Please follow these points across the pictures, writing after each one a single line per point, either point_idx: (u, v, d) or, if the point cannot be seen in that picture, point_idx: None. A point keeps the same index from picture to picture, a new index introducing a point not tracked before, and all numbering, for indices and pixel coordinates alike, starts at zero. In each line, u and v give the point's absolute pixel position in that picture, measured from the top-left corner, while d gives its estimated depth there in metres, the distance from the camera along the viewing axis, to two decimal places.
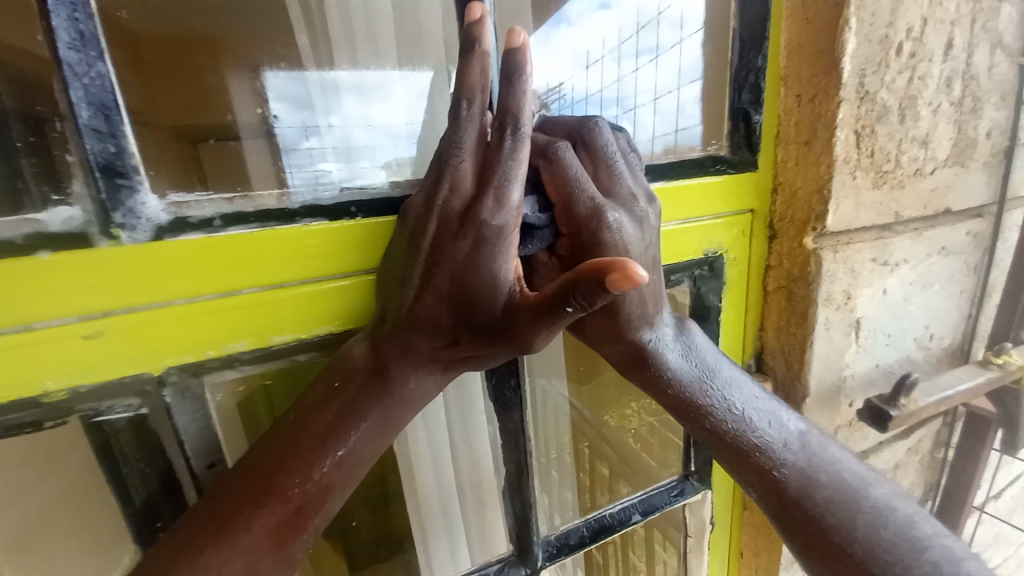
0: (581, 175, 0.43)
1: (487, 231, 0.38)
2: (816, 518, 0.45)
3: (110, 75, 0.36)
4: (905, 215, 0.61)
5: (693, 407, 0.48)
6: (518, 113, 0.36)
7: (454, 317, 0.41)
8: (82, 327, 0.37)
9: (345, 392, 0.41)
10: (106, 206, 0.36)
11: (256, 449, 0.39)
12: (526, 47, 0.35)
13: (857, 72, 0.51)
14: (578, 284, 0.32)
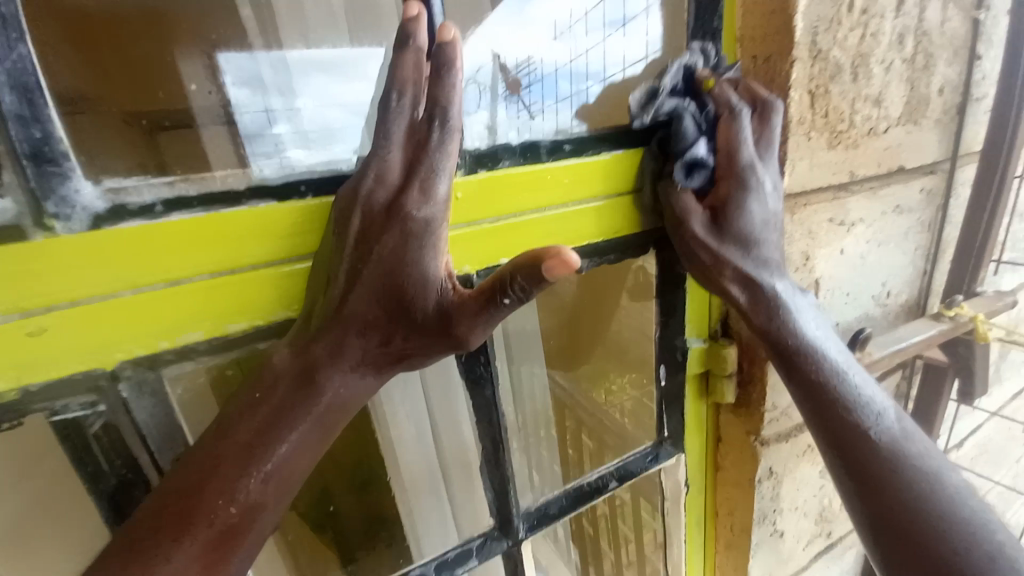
0: (749, 137, 0.51)
1: (415, 223, 0.41)
2: (864, 435, 0.49)
3: (32, 58, 0.34)
4: (858, 174, 0.62)
5: (776, 318, 0.52)
6: (445, 108, 0.40)
7: (382, 314, 0.42)
8: (24, 324, 0.36)
9: (268, 402, 0.40)
10: (36, 196, 0.35)
11: (175, 471, 0.38)
12: (456, 41, 0.39)
13: (810, 30, 0.51)
14: (515, 277, 0.37)
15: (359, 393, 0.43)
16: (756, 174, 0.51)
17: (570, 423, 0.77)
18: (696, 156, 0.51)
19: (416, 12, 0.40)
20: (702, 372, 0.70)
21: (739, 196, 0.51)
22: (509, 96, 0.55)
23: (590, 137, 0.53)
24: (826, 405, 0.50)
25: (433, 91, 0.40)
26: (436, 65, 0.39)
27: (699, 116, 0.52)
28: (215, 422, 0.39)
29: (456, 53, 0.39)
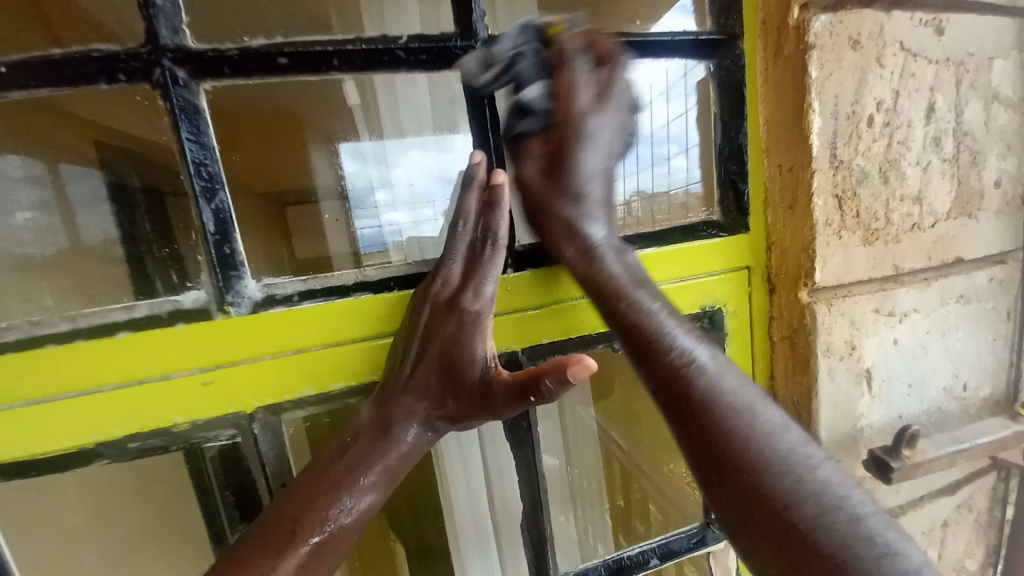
0: (585, 86, 0.53)
1: (469, 315, 0.53)
2: (731, 442, 0.44)
3: (228, 200, 0.51)
4: (905, 267, 0.63)
5: (614, 300, 0.51)
6: (495, 231, 0.53)
7: (440, 385, 0.55)
8: (200, 376, 0.51)
9: (353, 447, 0.51)
10: (222, 290, 0.51)
11: (278, 503, 0.48)
12: (505, 184, 0.53)
13: (828, 146, 0.57)
14: (546, 378, 0.49)
15: (419, 446, 0.55)
16: (587, 130, 0.54)
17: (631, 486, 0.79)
18: (523, 100, 0.54)
19: (479, 159, 0.54)
20: None
21: (575, 152, 0.55)
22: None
23: (625, 237, 0.62)
24: (713, 435, 0.44)
25: (487, 219, 0.53)
26: (490, 200, 0.53)
27: (538, 52, 0.53)
28: (310, 465, 0.51)
29: (505, 193, 0.53)
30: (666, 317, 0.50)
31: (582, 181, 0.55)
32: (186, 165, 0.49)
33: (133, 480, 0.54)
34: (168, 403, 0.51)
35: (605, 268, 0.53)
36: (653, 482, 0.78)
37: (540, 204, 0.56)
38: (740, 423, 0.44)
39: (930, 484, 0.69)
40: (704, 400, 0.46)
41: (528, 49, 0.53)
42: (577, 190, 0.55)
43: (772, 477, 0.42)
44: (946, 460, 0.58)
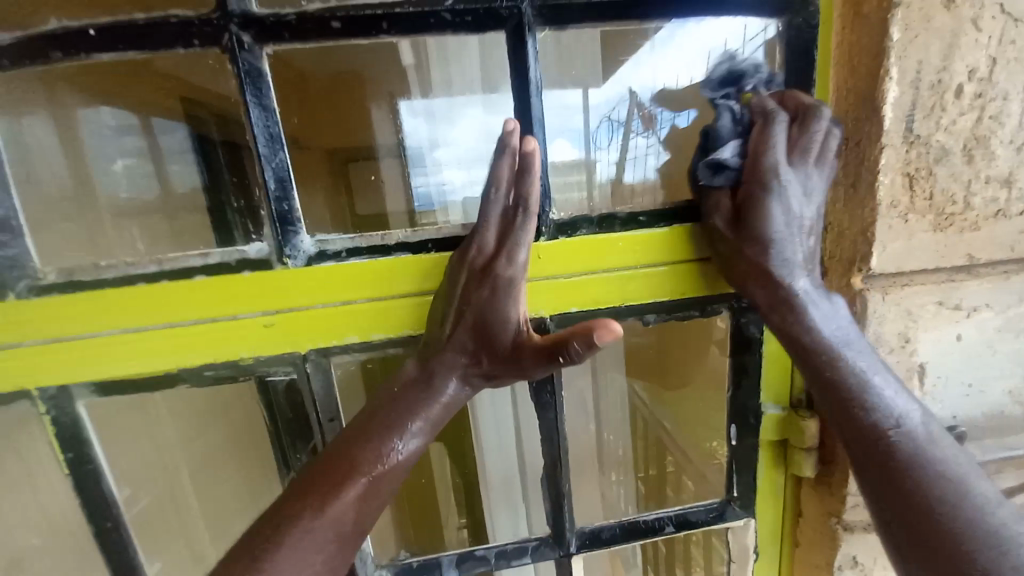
0: (780, 144, 0.53)
1: (503, 281, 0.55)
2: (904, 491, 0.45)
3: (286, 159, 0.55)
4: (981, 258, 0.57)
5: (814, 356, 0.53)
6: (527, 197, 0.54)
7: (477, 344, 0.57)
8: (262, 318, 0.58)
9: (400, 396, 0.56)
10: (281, 243, 0.56)
11: (338, 441, 0.54)
12: (536, 150, 0.54)
13: (903, 119, 0.52)
14: (574, 341, 0.50)
15: (459, 400, 0.57)
16: (778, 177, 0.52)
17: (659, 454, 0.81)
18: (719, 161, 0.54)
19: (512, 127, 0.53)
20: (777, 440, 0.69)
21: (762, 210, 0.53)
22: (643, 130, 0.64)
23: (662, 211, 0.61)
24: (886, 488, 0.46)
25: (519, 186, 0.55)
26: (522, 167, 0.54)
27: (737, 115, 0.55)
28: (362, 411, 0.56)
29: (536, 158, 0.53)
30: (878, 376, 0.51)
31: (762, 238, 0.54)
32: (250, 128, 0.54)
33: (217, 399, 0.64)
34: (236, 340, 0.58)
35: (807, 338, 0.53)
36: (679, 455, 0.79)
37: (727, 258, 0.57)
38: (945, 490, 0.44)
39: None
40: (908, 463, 0.46)
41: (726, 111, 0.55)
42: (758, 244, 0.54)
43: (972, 544, 0.41)
44: None
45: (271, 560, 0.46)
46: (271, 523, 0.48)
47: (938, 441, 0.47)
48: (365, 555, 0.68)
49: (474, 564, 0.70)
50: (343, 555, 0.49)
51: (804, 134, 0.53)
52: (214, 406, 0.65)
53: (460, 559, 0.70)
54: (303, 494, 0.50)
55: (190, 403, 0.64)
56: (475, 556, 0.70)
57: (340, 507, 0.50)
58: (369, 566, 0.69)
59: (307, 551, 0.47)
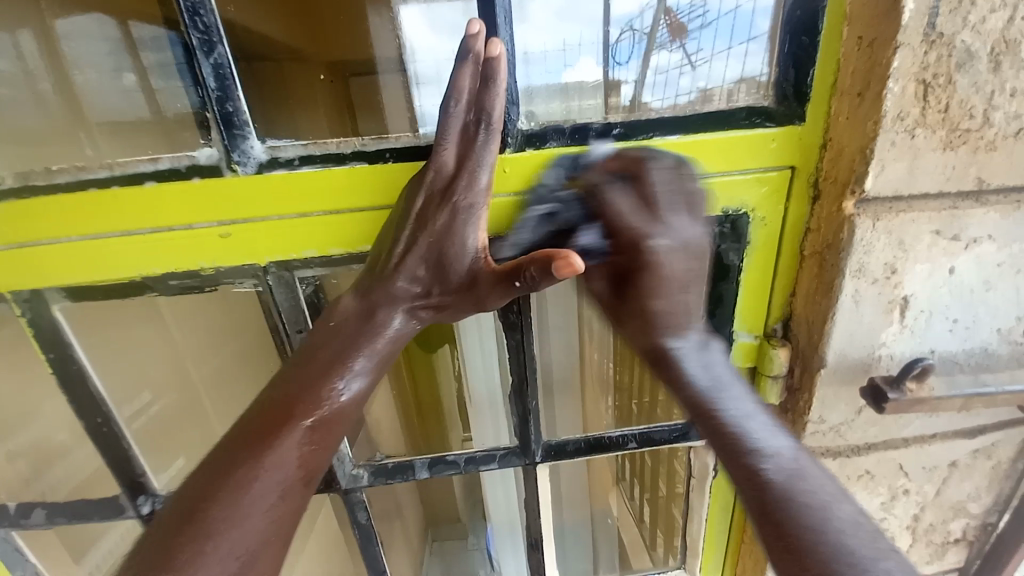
0: (629, 208, 0.54)
1: (461, 205, 0.53)
2: (795, 530, 0.44)
3: (225, 53, 0.51)
4: (992, 183, 0.52)
5: (706, 406, 0.53)
6: (489, 113, 0.51)
7: (429, 274, 0.56)
8: (218, 229, 0.57)
9: (340, 333, 0.55)
10: (229, 149, 0.54)
11: (275, 386, 0.53)
12: (501, 59, 0.50)
13: (926, 11, 0.45)
14: (531, 266, 0.48)
15: (405, 333, 0.57)
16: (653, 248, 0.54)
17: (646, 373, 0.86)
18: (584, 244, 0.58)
19: (476, 29, 0.50)
20: (748, 368, 0.68)
21: (639, 278, 0.56)
22: (670, 42, 0.58)
23: (644, 121, 0.56)
24: (782, 527, 0.45)
25: (480, 98, 0.51)
26: (484, 77, 0.50)
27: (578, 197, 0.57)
28: (300, 348, 0.55)
29: (501, 66, 0.50)
30: (754, 419, 0.52)
31: (681, 303, 0.56)
32: (183, 18, 0.49)
33: (234, 307, 0.72)
34: (195, 251, 0.58)
35: (686, 393, 0.54)
36: None
37: (642, 319, 0.57)
38: (816, 519, 0.44)
39: (945, 425, 0.66)
40: (781, 500, 0.46)
41: (569, 202, 0.57)
42: (659, 313, 0.56)
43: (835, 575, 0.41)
44: (958, 401, 0.55)
45: (210, 516, 0.45)
46: (207, 477, 0.47)
47: (807, 473, 0.48)
48: (342, 455, 0.73)
49: (444, 467, 0.75)
50: (287, 504, 0.48)
51: (653, 188, 0.53)
52: (221, 326, 0.76)
53: (431, 463, 0.74)
54: (244, 444, 0.48)
55: (200, 323, 0.75)
56: (444, 460, 0.74)
57: (284, 451, 0.49)
58: (348, 466, 0.74)
59: (251, 503, 0.46)
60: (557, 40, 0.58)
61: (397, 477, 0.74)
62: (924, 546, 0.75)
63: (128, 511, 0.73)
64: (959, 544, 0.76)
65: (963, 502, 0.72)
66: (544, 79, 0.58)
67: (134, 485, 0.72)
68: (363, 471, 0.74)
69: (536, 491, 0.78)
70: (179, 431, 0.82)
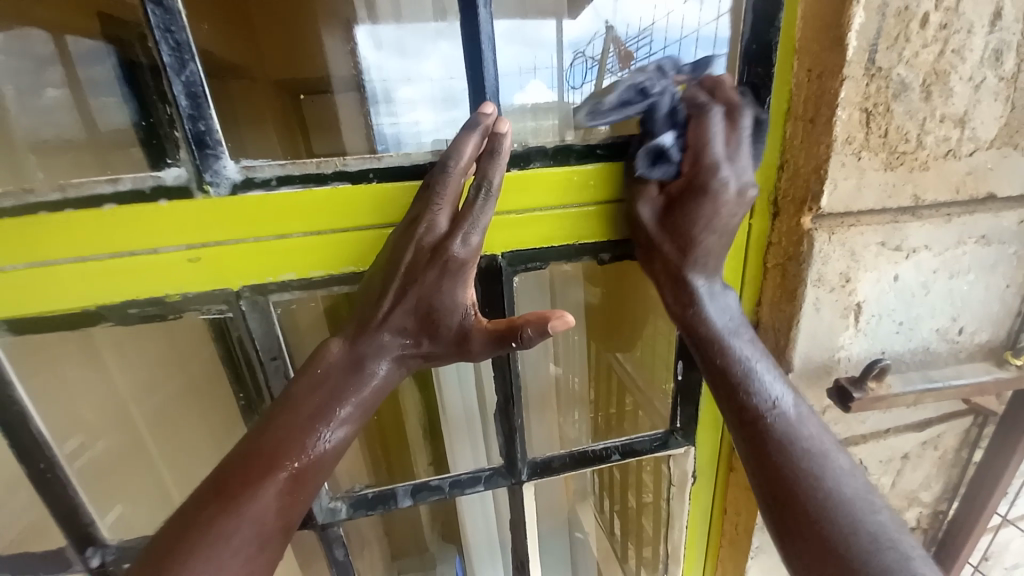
0: (718, 137, 0.53)
1: (454, 262, 0.51)
2: (800, 474, 0.52)
3: (198, 70, 0.49)
4: (926, 199, 0.58)
5: (716, 355, 0.57)
6: (490, 180, 0.50)
7: (417, 325, 0.53)
8: (187, 253, 0.54)
9: (326, 381, 0.51)
10: (200, 168, 0.51)
11: (247, 440, 0.50)
12: (507, 135, 0.51)
13: (866, 48, 0.51)
14: (527, 328, 0.49)
15: (392, 381, 0.54)
16: (720, 178, 0.53)
17: (614, 383, 0.88)
18: (657, 147, 0.54)
19: (490, 109, 0.52)
20: None
21: (697, 207, 0.55)
22: (618, 69, 0.61)
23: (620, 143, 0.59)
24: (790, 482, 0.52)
25: (483, 165, 0.51)
26: (488, 147, 0.51)
27: (672, 107, 0.54)
28: (280, 396, 0.51)
29: (507, 142, 0.51)
30: (761, 365, 0.57)
31: (705, 244, 0.56)
32: (153, 32, 0.47)
33: (190, 337, 0.64)
34: (158, 277, 0.54)
35: (704, 327, 0.57)
36: (637, 391, 0.84)
37: (681, 251, 0.57)
38: (816, 466, 0.52)
39: (896, 419, 0.71)
40: (786, 444, 0.53)
41: (667, 93, 0.54)
42: (699, 247, 0.56)
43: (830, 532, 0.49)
44: (910, 395, 0.60)
45: (181, 566, 0.44)
46: (181, 531, 0.45)
47: (808, 420, 0.55)
48: (319, 489, 0.69)
49: (428, 493, 0.72)
50: (265, 555, 0.47)
51: (710, 125, 0.53)
52: (167, 353, 0.67)
53: (415, 490, 0.72)
54: (217, 500, 0.46)
55: (140, 351, 0.66)
56: (428, 486, 0.72)
57: (259, 505, 0.47)
58: (325, 500, 0.70)
59: (222, 557, 0.45)
60: (514, 62, 0.59)
61: (378, 508, 0.71)
62: None
63: (76, 567, 0.67)
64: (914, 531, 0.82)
65: (916, 489, 0.78)
66: (509, 99, 0.59)
67: (82, 539, 0.66)
68: (341, 503, 0.71)
69: (522, 510, 0.78)
70: (124, 477, 0.73)
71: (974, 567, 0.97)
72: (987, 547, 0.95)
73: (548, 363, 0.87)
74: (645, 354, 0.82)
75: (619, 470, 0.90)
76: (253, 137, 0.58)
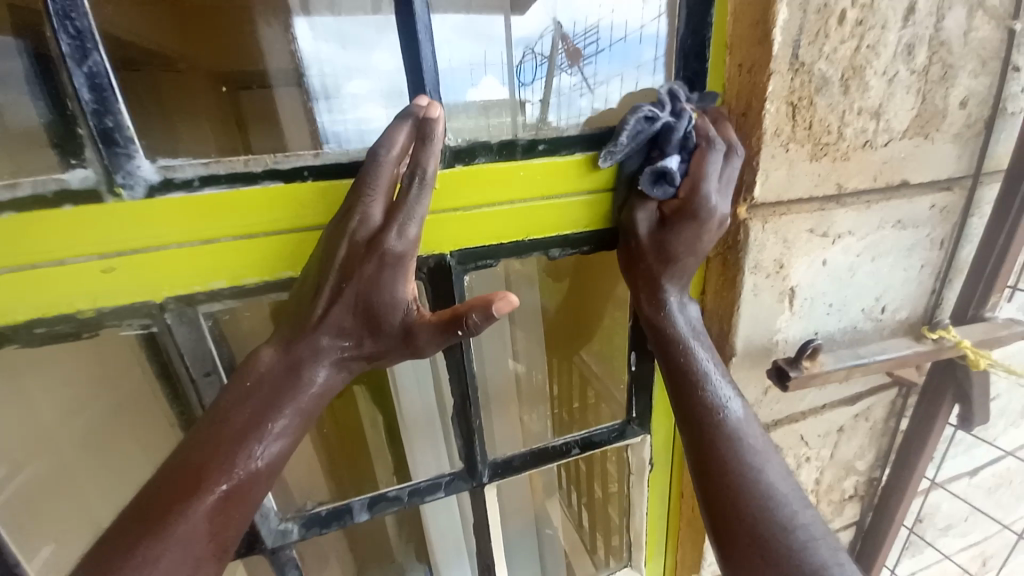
0: (715, 174, 0.55)
1: (390, 256, 0.49)
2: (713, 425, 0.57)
3: (103, 62, 0.45)
4: (849, 187, 0.62)
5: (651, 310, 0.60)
6: (424, 167, 0.49)
7: (357, 325, 0.51)
8: (100, 263, 0.49)
9: (259, 392, 0.49)
10: (110, 169, 0.47)
11: (179, 455, 0.46)
12: (439, 121, 0.49)
13: (790, 45, 0.53)
14: (471, 313, 0.48)
15: (334, 386, 0.52)
16: (709, 207, 0.55)
17: (575, 377, 0.88)
18: (663, 169, 0.54)
19: (425, 100, 0.51)
20: None
21: (683, 226, 0.56)
22: (568, 66, 0.62)
23: (564, 138, 0.59)
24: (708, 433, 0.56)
25: (415, 153, 0.49)
26: (419, 133, 0.49)
27: (686, 135, 0.55)
28: (212, 408, 0.48)
29: (439, 126, 0.49)
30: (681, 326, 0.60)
31: (682, 262, 0.58)
32: (47, 17, 0.42)
33: (119, 352, 0.59)
34: (67, 290, 0.49)
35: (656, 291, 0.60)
36: (596, 383, 0.85)
37: (661, 259, 0.58)
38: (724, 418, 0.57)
39: (832, 394, 0.76)
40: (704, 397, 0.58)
41: (683, 119, 0.55)
42: (675, 261, 0.58)
43: (762, 535, 0.52)
44: (841, 372, 0.64)
45: None
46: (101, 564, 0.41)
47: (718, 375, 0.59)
48: (267, 511, 0.65)
49: (386, 504, 0.70)
50: None
51: (710, 161, 0.54)
52: (90, 373, 0.60)
53: (372, 502, 0.70)
54: (144, 524, 0.42)
55: (60, 372, 0.59)
56: (386, 497, 0.70)
57: (187, 528, 0.43)
58: (273, 522, 0.66)
59: None
60: (464, 60, 0.59)
61: (333, 525, 0.68)
62: (827, 505, 0.86)
63: None
64: (853, 498, 0.88)
65: (853, 460, 0.84)
66: (458, 95, 0.58)
67: None
68: (293, 523, 0.67)
69: (484, 512, 0.77)
70: (56, 512, 0.65)
71: (907, 527, 1.05)
72: (918, 508, 1.03)
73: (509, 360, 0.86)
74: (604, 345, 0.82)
75: (584, 461, 0.90)
76: (176, 131, 0.53)
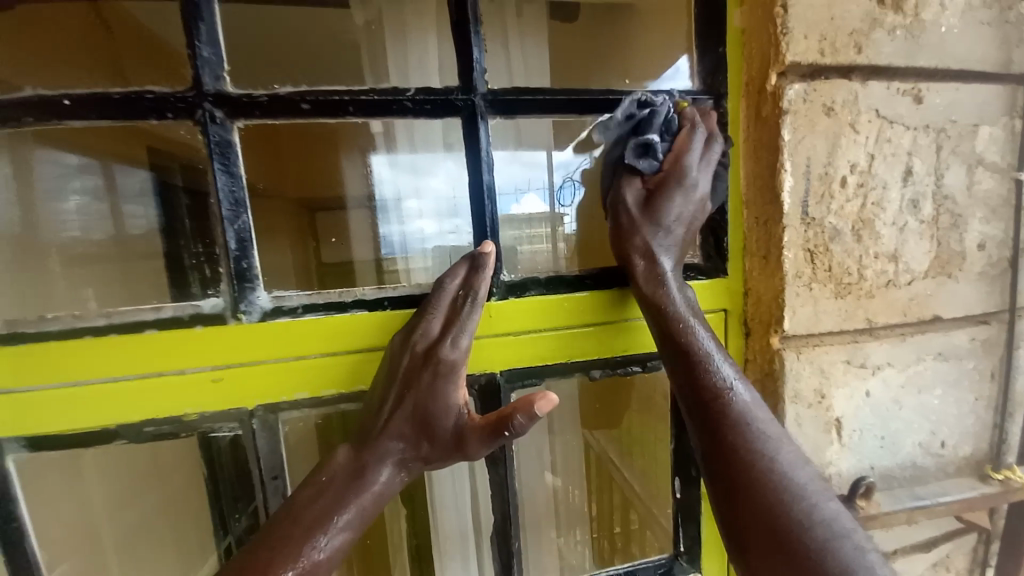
0: (695, 161, 0.61)
1: (445, 364, 0.56)
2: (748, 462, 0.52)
3: (248, 221, 0.59)
4: (878, 321, 0.65)
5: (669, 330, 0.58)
6: (477, 288, 0.58)
7: (415, 429, 0.56)
8: (211, 373, 0.58)
9: (329, 489, 0.53)
10: (237, 300, 0.58)
11: (252, 546, 0.50)
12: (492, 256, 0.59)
13: (799, 204, 0.62)
14: (517, 414, 0.53)
15: (392, 488, 0.56)
16: (690, 181, 0.61)
17: (617, 499, 0.85)
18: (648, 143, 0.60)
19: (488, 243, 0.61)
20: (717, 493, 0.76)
21: (668, 195, 0.60)
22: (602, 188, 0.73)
23: (606, 275, 0.67)
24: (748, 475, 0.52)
25: (472, 279, 0.58)
26: (476, 265, 0.58)
27: (669, 120, 0.61)
28: (286, 502, 0.53)
29: (491, 258, 0.58)
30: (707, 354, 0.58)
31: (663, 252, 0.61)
32: (217, 190, 0.57)
33: (178, 448, 0.62)
34: (180, 396, 0.58)
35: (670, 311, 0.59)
36: (643, 509, 0.82)
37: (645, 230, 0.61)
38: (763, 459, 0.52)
39: (902, 538, 0.70)
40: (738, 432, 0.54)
41: (668, 105, 0.61)
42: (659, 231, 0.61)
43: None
44: (902, 514, 0.62)
45: None
46: None
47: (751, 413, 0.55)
48: None
49: None
50: None
51: (687, 153, 0.60)
52: (148, 464, 0.63)
53: None
54: None
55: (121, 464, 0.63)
56: None
57: None
58: None
59: None
60: (513, 183, 0.68)
61: None
62: None
63: None
64: None
65: None
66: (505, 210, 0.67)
67: None
68: None
69: None
70: None
71: None
72: None
73: (548, 476, 0.84)
74: (646, 463, 0.81)
75: None
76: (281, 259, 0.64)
